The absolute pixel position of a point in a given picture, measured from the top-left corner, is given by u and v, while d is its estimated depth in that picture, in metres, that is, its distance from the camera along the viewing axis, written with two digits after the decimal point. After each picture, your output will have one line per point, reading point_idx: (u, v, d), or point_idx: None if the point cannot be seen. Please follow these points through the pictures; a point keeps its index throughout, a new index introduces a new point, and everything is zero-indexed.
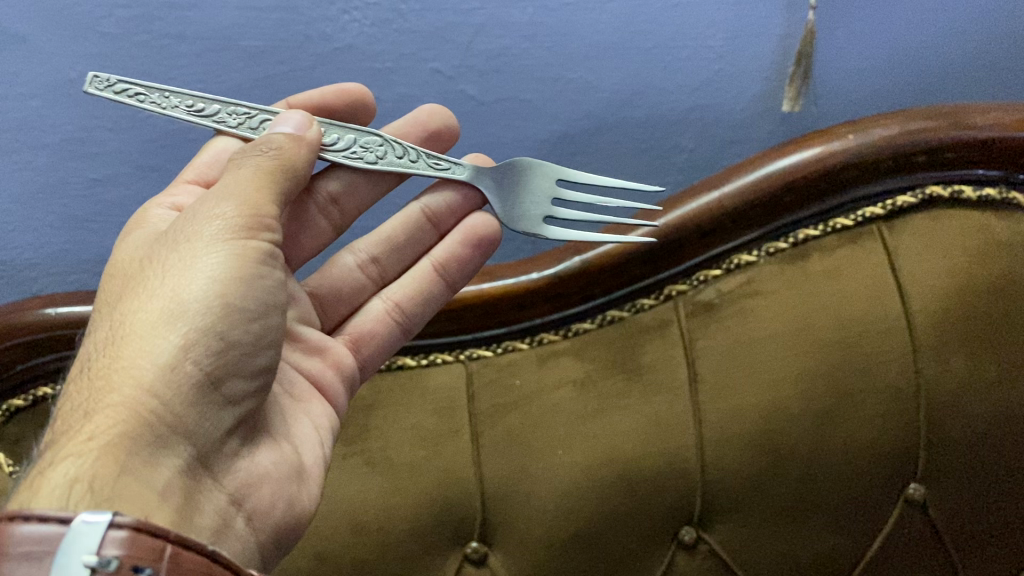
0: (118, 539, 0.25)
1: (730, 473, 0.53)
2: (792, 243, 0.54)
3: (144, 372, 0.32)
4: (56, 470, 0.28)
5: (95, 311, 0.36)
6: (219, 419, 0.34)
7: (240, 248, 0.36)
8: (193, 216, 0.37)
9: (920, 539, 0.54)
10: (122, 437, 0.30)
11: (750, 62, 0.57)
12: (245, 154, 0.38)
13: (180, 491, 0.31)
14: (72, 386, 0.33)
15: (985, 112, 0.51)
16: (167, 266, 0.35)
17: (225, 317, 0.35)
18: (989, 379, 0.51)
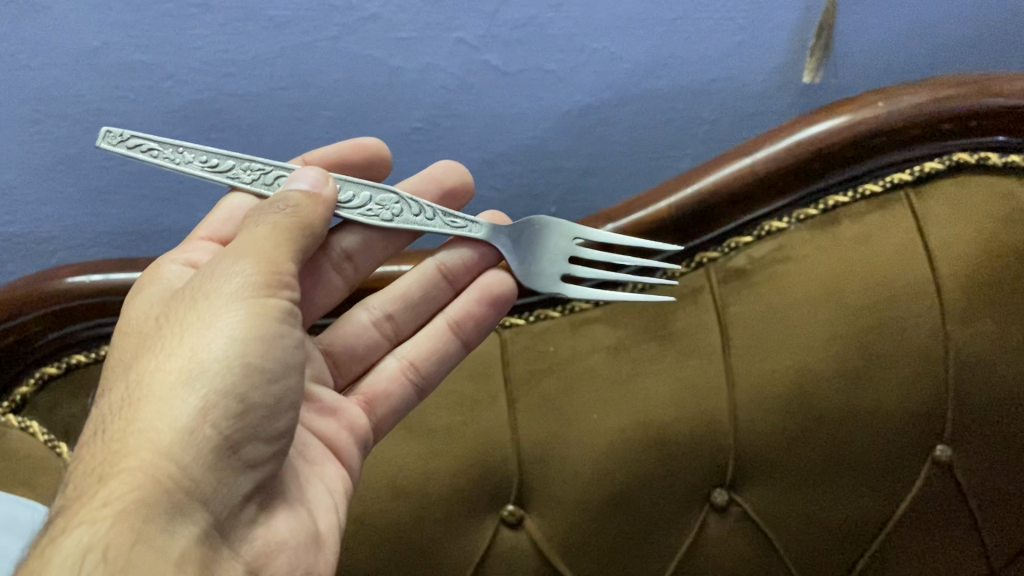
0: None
1: (765, 438, 0.53)
2: (822, 210, 0.53)
3: (160, 436, 0.34)
4: (69, 539, 0.30)
5: (113, 373, 0.38)
6: (238, 484, 0.36)
7: (258, 306, 0.38)
8: (212, 274, 0.39)
9: (947, 499, 0.55)
10: (138, 502, 0.32)
11: (769, 34, 0.61)
12: (262, 213, 0.41)
13: (198, 559, 0.33)
14: (85, 449, 0.34)
15: (1010, 81, 0.52)
16: (184, 327, 0.37)
17: (242, 378, 0.36)
18: (1014, 344, 0.52)
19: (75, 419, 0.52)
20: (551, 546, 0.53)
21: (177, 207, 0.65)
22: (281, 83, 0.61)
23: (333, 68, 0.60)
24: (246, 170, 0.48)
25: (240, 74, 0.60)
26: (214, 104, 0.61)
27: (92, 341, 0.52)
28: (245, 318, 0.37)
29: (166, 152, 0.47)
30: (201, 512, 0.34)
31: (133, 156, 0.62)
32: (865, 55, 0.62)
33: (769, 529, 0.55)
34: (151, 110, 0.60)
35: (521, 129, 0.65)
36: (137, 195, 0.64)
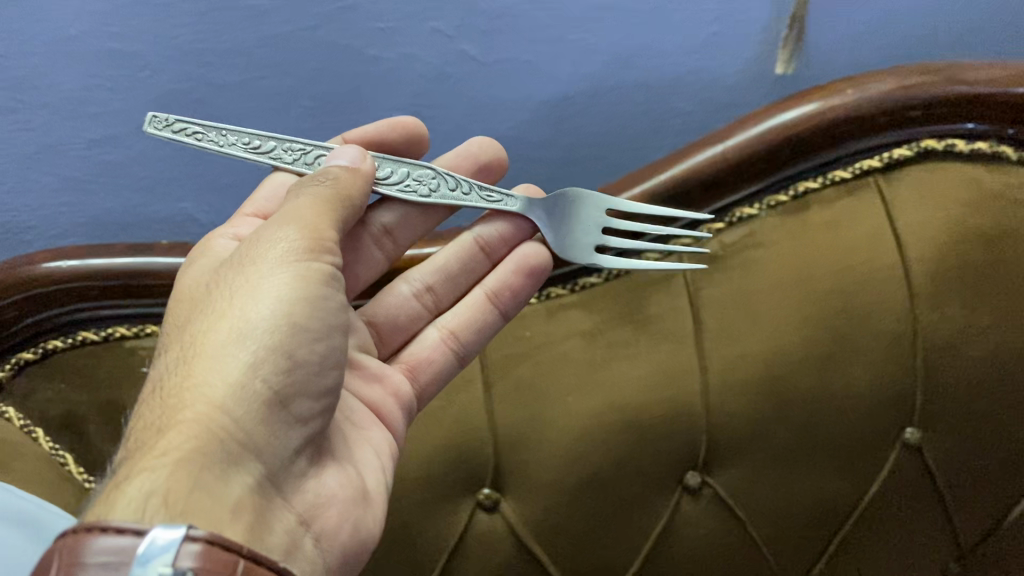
0: (193, 552, 0.26)
1: (738, 419, 0.54)
2: (793, 196, 0.54)
3: (214, 390, 0.34)
4: (132, 485, 0.30)
5: (167, 339, 0.38)
6: (289, 439, 0.37)
7: (303, 270, 0.39)
8: (256, 242, 0.40)
9: (916, 481, 0.56)
10: (195, 450, 0.32)
11: (744, 26, 0.61)
12: (303, 184, 0.43)
13: (252, 510, 0.33)
14: (142, 407, 0.35)
15: (976, 69, 0.53)
16: (234, 290, 0.38)
17: (291, 335, 0.37)
18: (982, 327, 0.53)
19: (50, 404, 0.52)
20: (526, 529, 0.54)
21: (157, 197, 0.65)
22: (259, 73, 0.61)
23: (312, 58, 0.61)
24: (290, 151, 0.49)
25: (219, 62, 0.60)
26: (191, 93, 0.61)
27: (68, 326, 0.52)
28: (291, 280, 0.38)
29: (210, 135, 0.48)
30: (255, 463, 0.34)
31: (111, 146, 0.62)
32: (837, 49, 0.63)
33: (741, 511, 0.55)
34: (130, 100, 0.61)
35: (500, 121, 0.65)
36: (117, 185, 0.64)
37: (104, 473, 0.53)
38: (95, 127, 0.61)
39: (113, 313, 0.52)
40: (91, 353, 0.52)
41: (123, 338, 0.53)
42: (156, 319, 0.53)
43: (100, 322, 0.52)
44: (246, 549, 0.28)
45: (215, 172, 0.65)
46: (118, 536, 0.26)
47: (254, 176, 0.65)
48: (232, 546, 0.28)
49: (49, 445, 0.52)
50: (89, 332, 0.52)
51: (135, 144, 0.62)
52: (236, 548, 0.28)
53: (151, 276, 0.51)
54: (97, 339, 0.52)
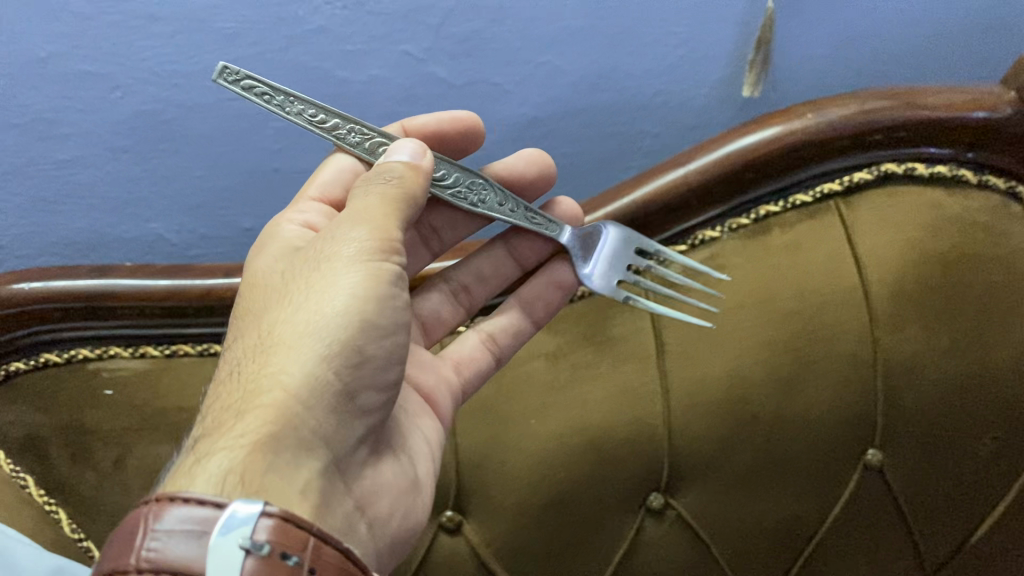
0: (268, 526, 0.30)
1: (700, 441, 0.54)
2: (754, 219, 0.54)
3: (289, 378, 0.36)
4: (210, 463, 0.33)
5: (245, 327, 0.40)
6: (353, 429, 0.39)
7: (370, 269, 0.39)
8: (332, 237, 0.41)
9: (878, 501, 0.56)
10: (268, 435, 0.34)
11: (710, 49, 0.62)
12: (369, 183, 0.42)
13: (317, 492, 0.36)
14: (223, 386, 0.37)
15: (935, 93, 0.53)
16: (309, 288, 0.39)
17: (359, 334, 0.38)
18: (941, 348, 0.54)
19: (11, 427, 0.52)
20: (489, 552, 0.54)
21: (128, 216, 0.65)
22: (230, 95, 0.61)
23: (281, 78, 0.61)
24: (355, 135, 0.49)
25: (188, 84, 0.60)
26: (161, 115, 0.61)
27: (31, 347, 0.52)
28: (361, 280, 0.39)
29: (277, 98, 0.46)
30: (321, 449, 0.37)
31: (81, 166, 0.62)
32: (803, 70, 0.63)
33: (704, 532, 0.56)
34: (99, 121, 0.60)
35: None
36: (87, 205, 0.64)
37: (63, 495, 0.53)
38: (64, 148, 0.61)
39: (76, 335, 0.53)
40: (52, 375, 0.53)
41: (85, 360, 0.53)
42: (119, 340, 0.53)
43: (63, 343, 0.53)
44: (315, 529, 0.32)
45: (185, 192, 0.65)
46: (200, 508, 0.30)
47: (222, 195, 0.66)
48: (304, 525, 0.31)
49: (10, 468, 0.52)
50: (51, 354, 0.53)
51: (105, 164, 0.62)
52: (306, 526, 0.31)
53: (114, 298, 0.52)
54: (59, 361, 0.53)
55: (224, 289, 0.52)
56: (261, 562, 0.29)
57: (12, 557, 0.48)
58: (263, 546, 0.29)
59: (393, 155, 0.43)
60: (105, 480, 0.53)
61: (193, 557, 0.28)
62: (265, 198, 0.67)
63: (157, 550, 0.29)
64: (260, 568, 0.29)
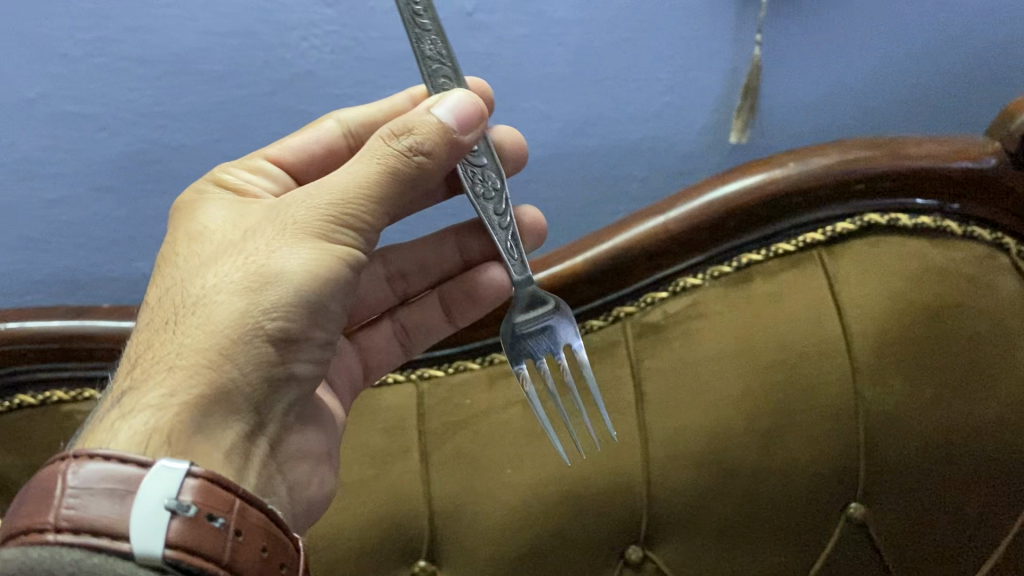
0: (193, 487, 0.27)
1: (679, 494, 0.53)
2: (735, 267, 0.54)
3: (226, 338, 0.33)
4: (132, 422, 0.30)
5: (186, 257, 0.36)
6: (281, 396, 0.38)
7: (331, 248, 0.36)
8: (296, 200, 0.37)
9: (858, 554, 0.55)
10: (199, 398, 0.32)
11: (698, 96, 0.62)
12: (382, 146, 0.36)
13: (238, 455, 0.34)
14: (150, 330, 0.34)
15: (919, 143, 0.52)
16: (269, 242, 0.36)
17: (303, 309, 0.36)
18: (924, 402, 0.53)
19: None
20: None
21: (114, 255, 0.63)
22: (216, 135, 0.60)
23: (270, 122, 0.60)
24: (433, 48, 0.40)
25: (174, 125, 0.59)
26: (148, 155, 0.59)
27: (6, 389, 0.53)
28: (320, 254, 0.36)
29: None
30: (246, 413, 0.35)
31: (69, 207, 0.60)
32: (792, 118, 0.63)
33: None
34: (85, 161, 0.59)
35: None
36: (73, 243, 0.61)
37: None
38: (52, 187, 0.59)
39: (51, 376, 0.53)
40: (27, 417, 0.53)
41: (60, 402, 0.53)
42: (94, 383, 0.53)
43: (38, 385, 0.53)
44: (241, 491, 0.29)
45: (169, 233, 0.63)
46: (120, 466, 0.27)
47: None
48: (228, 486, 0.29)
49: None
50: (26, 396, 0.53)
51: (91, 204, 0.60)
52: (232, 488, 0.29)
53: (89, 340, 0.52)
54: (34, 403, 0.53)
55: None
56: (187, 524, 0.26)
57: None
58: (190, 507, 0.27)
59: (436, 105, 0.36)
60: None
61: (115, 518, 0.25)
62: None
63: (76, 509, 0.25)
64: (186, 529, 0.26)
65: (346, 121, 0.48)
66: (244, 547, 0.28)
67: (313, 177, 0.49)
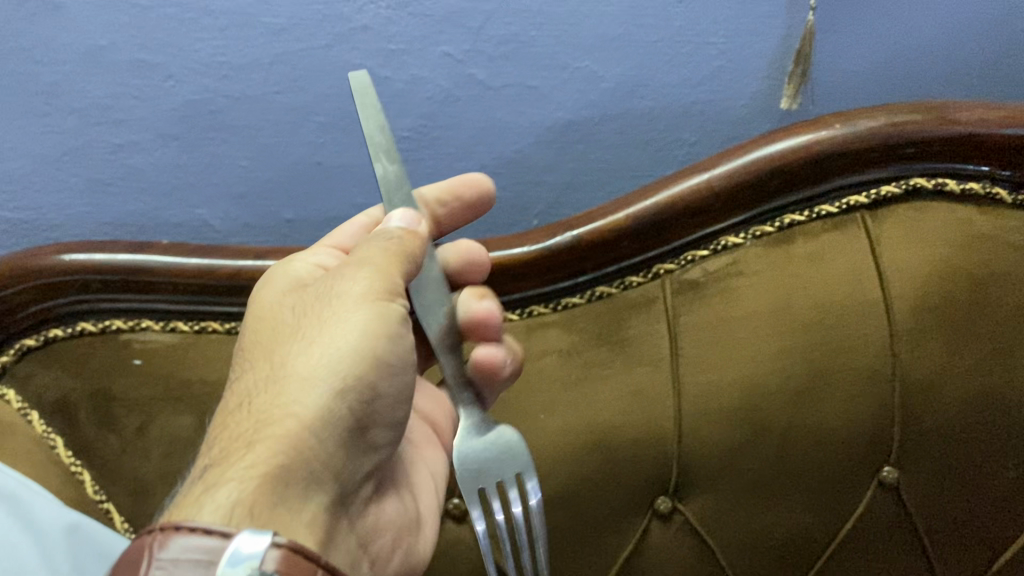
0: (276, 557, 0.30)
1: (711, 449, 0.55)
2: (778, 228, 0.54)
3: (304, 409, 0.37)
4: (219, 493, 0.32)
5: (254, 349, 0.41)
6: (359, 465, 0.41)
7: (384, 310, 0.41)
8: (338, 278, 0.42)
9: (892, 519, 0.56)
10: (280, 467, 0.34)
11: (749, 60, 0.60)
12: (372, 239, 0.43)
13: (323, 524, 0.36)
14: (229, 415, 0.37)
15: (970, 108, 0.52)
16: (320, 319, 0.40)
17: (367, 369, 0.40)
18: (962, 368, 0.53)
19: (47, 388, 0.56)
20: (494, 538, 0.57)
21: (174, 201, 0.64)
22: (276, 87, 0.60)
23: (326, 76, 0.59)
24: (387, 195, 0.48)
25: (237, 75, 0.59)
26: (211, 105, 0.60)
27: (70, 316, 0.56)
28: (372, 317, 0.40)
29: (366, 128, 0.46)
30: (328, 486, 0.38)
31: (134, 151, 0.62)
32: (845, 86, 0.61)
33: (712, 540, 0.57)
34: (151, 108, 0.60)
35: (505, 143, 0.63)
36: (136, 188, 0.63)
37: (88, 457, 0.57)
38: (119, 133, 0.61)
39: (112, 307, 0.56)
40: (88, 344, 0.56)
41: (118, 331, 0.56)
42: (151, 315, 0.56)
43: (99, 314, 0.56)
44: (322, 561, 0.32)
45: (226, 181, 0.64)
46: (205, 537, 0.30)
47: (267, 187, 0.64)
48: (311, 557, 0.31)
49: (42, 428, 0.56)
50: (87, 323, 0.56)
51: (156, 151, 0.62)
52: (315, 559, 0.31)
53: (148, 272, 0.54)
54: (94, 330, 0.56)
55: (253, 270, 0.54)
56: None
57: (31, 507, 0.51)
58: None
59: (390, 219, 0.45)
60: (128, 444, 0.56)
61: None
62: (309, 193, 0.65)
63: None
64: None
65: (373, 214, 0.54)
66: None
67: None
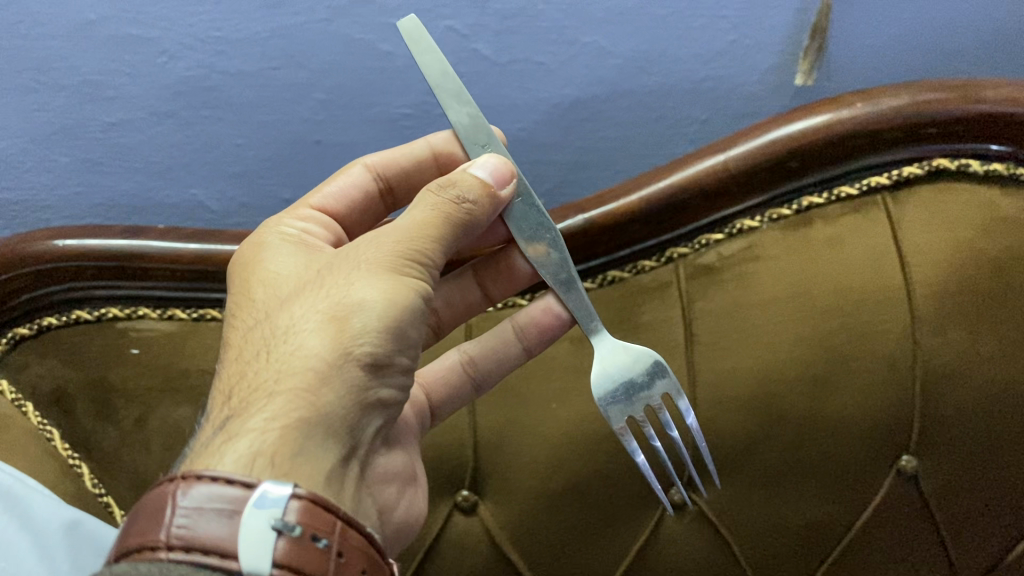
0: (297, 508, 0.30)
1: (728, 434, 0.53)
2: (795, 210, 0.53)
3: (322, 366, 0.36)
4: (239, 442, 0.32)
5: (268, 298, 0.39)
6: (374, 421, 0.39)
7: (403, 280, 0.39)
8: (369, 241, 0.40)
9: (911, 509, 0.55)
10: (300, 421, 0.34)
11: (765, 35, 0.57)
12: (437, 191, 0.41)
13: (338, 481, 0.35)
14: (247, 364, 0.36)
15: (995, 87, 0.50)
16: (346, 277, 0.39)
17: (389, 338, 0.38)
18: (984, 354, 0.51)
19: (41, 379, 0.55)
20: (503, 535, 0.56)
21: (169, 181, 0.62)
22: (273, 63, 0.57)
23: (324, 51, 0.57)
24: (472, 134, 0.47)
25: (232, 51, 0.56)
26: (205, 82, 0.58)
27: (64, 304, 0.55)
28: (397, 285, 0.39)
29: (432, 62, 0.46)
30: (346, 439, 0.36)
31: (127, 130, 0.59)
32: (861, 62, 0.58)
33: (725, 529, 0.56)
34: (144, 85, 0.57)
35: (510, 121, 0.61)
36: (130, 168, 0.61)
37: (86, 449, 0.55)
38: (111, 111, 0.58)
39: (107, 294, 0.55)
40: (83, 332, 0.55)
41: (114, 319, 0.55)
42: (147, 302, 0.55)
43: (93, 301, 0.55)
44: (342, 513, 0.32)
45: (223, 160, 0.61)
46: (227, 487, 0.30)
47: (264, 165, 0.62)
48: (330, 508, 0.31)
49: (38, 420, 0.54)
50: (82, 311, 0.55)
51: (150, 130, 0.59)
52: (334, 510, 0.31)
53: (144, 259, 0.53)
54: (90, 319, 0.55)
55: None
56: (293, 544, 0.29)
57: (27, 502, 0.50)
58: (294, 527, 0.29)
59: (472, 166, 0.43)
60: (128, 436, 0.55)
61: (224, 536, 0.28)
62: (306, 170, 0.63)
63: (187, 527, 0.28)
64: (291, 547, 0.29)
65: (372, 166, 0.50)
66: (345, 567, 0.30)
67: (355, 218, 0.50)
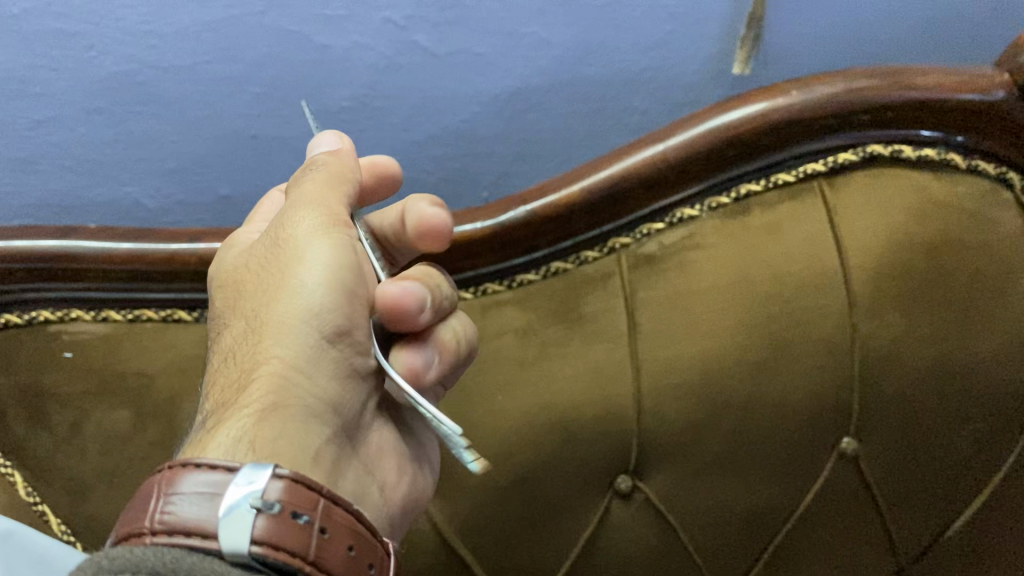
0: (277, 487, 0.30)
1: (671, 423, 0.54)
2: (734, 198, 0.53)
3: (287, 351, 0.37)
4: (220, 432, 0.33)
5: (225, 305, 0.40)
6: (357, 393, 0.40)
7: (335, 239, 0.39)
8: (286, 215, 0.40)
9: (852, 490, 0.56)
10: (275, 403, 0.35)
11: (703, 23, 0.57)
12: (303, 172, 0.42)
13: (326, 450, 0.36)
14: (220, 369, 0.37)
15: (927, 74, 0.50)
16: (280, 262, 0.38)
17: (343, 302, 0.38)
18: (920, 334, 0.52)
19: None
20: (452, 530, 0.55)
21: (102, 179, 0.60)
22: (207, 57, 0.55)
23: (259, 43, 0.55)
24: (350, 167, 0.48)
25: (164, 45, 0.55)
26: (137, 77, 0.56)
27: None
28: (333, 247, 0.38)
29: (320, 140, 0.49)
30: (329, 412, 0.37)
31: (56, 127, 0.57)
32: (796, 50, 0.59)
33: (672, 516, 0.56)
34: (73, 81, 0.55)
35: (452, 112, 0.61)
36: (60, 166, 0.59)
37: (19, 457, 0.54)
38: (38, 107, 0.56)
39: (39, 297, 0.53)
40: (13, 336, 0.53)
41: (46, 322, 0.53)
42: (81, 304, 0.54)
43: (24, 305, 0.53)
44: (326, 490, 0.31)
45: (157, 156, 0.60)
46: (213, 473, 0.30)
47: (201, 161, 0.61)
48: (313, 485, 0.31)
49: None
50: (12, 315, 0.53)
51: (80, 126, 0.57)
52: (317, 488, 0.31)
53: (76, 259, 0.52)
54: (20, 322, 0.53)
55: (188, 253, 0.52)
56: (274, 520, 0.29)
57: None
58: (275, 505, 0.29)
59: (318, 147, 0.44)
60: (64, 441, 0.54)
61: (205, 517, 0.28)
62: (244, 166, 0.61)
63: (173, 513, 0.28)
64: (272, 526, 0.29)
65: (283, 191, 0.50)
66: (329, 542, 0.30)
67: None
